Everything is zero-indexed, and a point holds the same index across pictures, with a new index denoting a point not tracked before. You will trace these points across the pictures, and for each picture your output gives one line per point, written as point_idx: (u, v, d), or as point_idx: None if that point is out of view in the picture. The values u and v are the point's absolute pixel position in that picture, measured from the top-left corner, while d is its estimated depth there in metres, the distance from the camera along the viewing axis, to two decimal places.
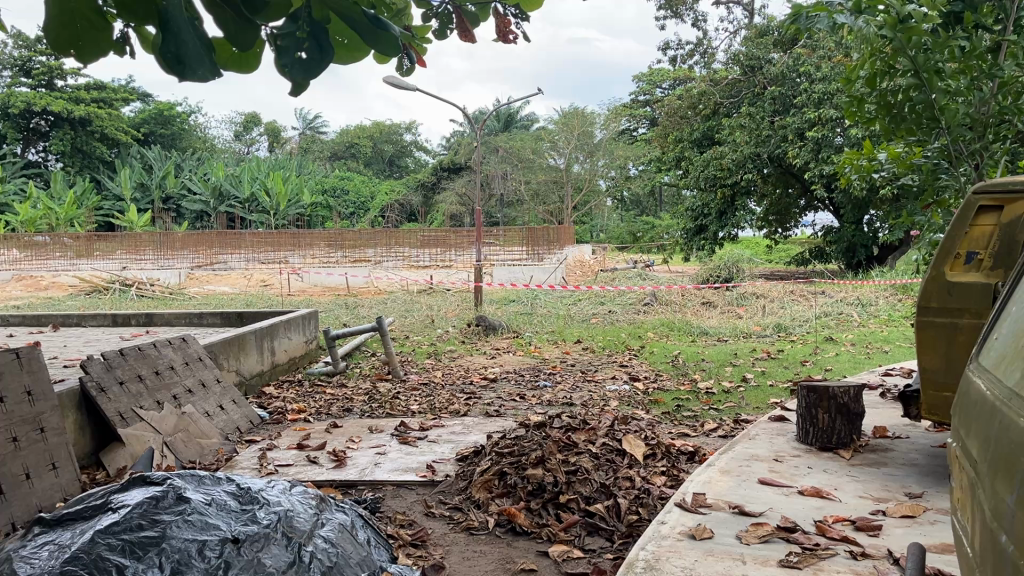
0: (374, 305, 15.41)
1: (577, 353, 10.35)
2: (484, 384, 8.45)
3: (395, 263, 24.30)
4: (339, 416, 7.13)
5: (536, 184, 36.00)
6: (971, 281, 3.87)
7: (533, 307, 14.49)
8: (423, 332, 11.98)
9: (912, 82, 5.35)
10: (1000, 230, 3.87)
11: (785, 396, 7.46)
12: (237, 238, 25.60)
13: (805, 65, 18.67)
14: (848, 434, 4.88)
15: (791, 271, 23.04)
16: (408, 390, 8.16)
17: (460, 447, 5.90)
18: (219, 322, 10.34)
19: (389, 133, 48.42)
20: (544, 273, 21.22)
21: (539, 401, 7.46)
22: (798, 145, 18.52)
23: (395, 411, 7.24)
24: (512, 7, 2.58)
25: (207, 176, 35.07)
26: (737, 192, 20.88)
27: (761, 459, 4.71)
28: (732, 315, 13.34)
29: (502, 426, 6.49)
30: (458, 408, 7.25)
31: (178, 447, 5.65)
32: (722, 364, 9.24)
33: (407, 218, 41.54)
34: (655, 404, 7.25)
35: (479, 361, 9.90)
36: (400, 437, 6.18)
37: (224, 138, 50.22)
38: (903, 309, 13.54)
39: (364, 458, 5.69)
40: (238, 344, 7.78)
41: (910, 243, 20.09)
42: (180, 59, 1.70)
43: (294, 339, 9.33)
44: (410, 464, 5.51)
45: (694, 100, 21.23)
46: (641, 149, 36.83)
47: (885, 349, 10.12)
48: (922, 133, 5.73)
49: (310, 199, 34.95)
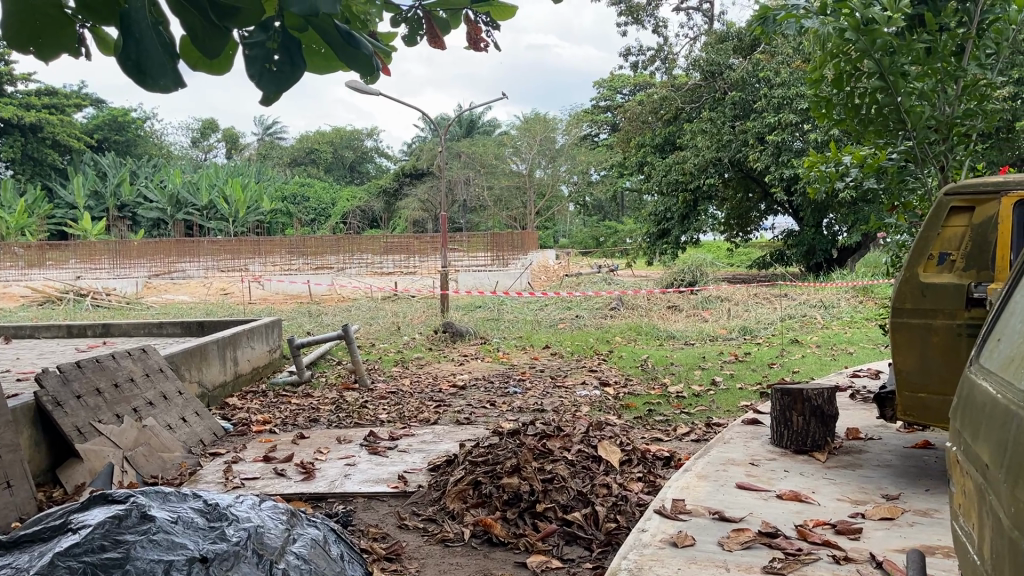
0: (338, 313, 15.21)
1: (545, 359, 10.30)
2: (454, 391, 8.35)
3: (358, 270, 24.07)
4: (306, 426, 6.98)
5: (499, 190, 35.92)
6: (944, 282, 3.88)
7: (500, 313, 14.41)
8: (389, 339, 11.84)
9: (878, 84, 5.39)
10: (971, 231, 3.92)
11: (755, 398, 7.48)
12: (196, 245, 25.16)
13: (765, 70, 18.86)
14: (822, 436, 4.88)
15: (752, 274, 23.27)
16: (376, 398, 8.03)
17: (431, 456, 5.79)
18: (179, 332, 10.09)
19: (350, 139, 48.04)
20: (510, 278, 21.15)
21: (510, 408, 7.39)
22: (759, 149, 18.73)
23: (364, 420, 7.10)
24: (484, 15, 2.55)
25: (163, 183, 34.42)
26: (699, 196, 21.05)
27: (737, 463, 4.69)
28: (697, 318, 13.40)
29: (473, 433, 6.40)
30: (428, 417, 7.14)
31: (140, 462, 5.45)
32: (691, 367, 9.26)
33: (369, 224, 41.21)
34: (627, 409, 7.22)
35: (447, 367, 9.80)
36: (370, 447, 6.06)
37: (181, 144, 49.42)
38: (865, 310, 13.71)
39: (333, 469, 5.56)
40: (199, 354, 7.58)
41: (869, 246, 20.42)
42: (141, 65, 1.60)
43: (257, 349, 9.13)
44: (381, 475, 5.39)
45: (656, 105, 21.36)
46: (603, 154, 37.02)
47: (850, 350, 10.23)
48: (889, 136, 5.77)
49: (270, 206, 34.51)
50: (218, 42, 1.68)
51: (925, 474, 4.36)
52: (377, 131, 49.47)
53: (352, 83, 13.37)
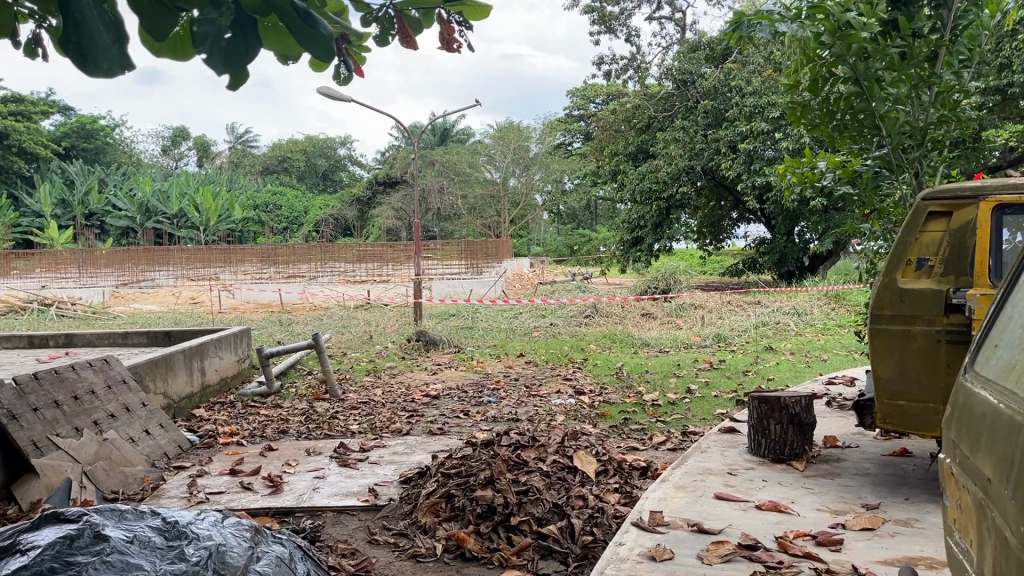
0: (309, 322, 15.00)
1: (519, 367, 10.19)
2: (426, 401, 8.20)
3: (330, 278, 23.84)
4: (274, 438, 6.80)
5: (473, 198, 35.81)
6: (922, 288, 3.85)
7: (474, 321, 14.30)
8: (361, 348, 11.66)
9: (853, 89, 5.37)
10: (949, 236, 3.88)
11: (730, 406, 7.42)
12: (165, 254, 24.80)
13: (736, 79, 18.96)
14: (800, 444, 4.82)
15: (725, 282, 23.36)
16: (347, 409, 7.86)
17: (403, 468, 5.65)
18: (145, 342, 9.84)
19: (323, 147, 47.70)
20: (484, 286, 21.03)
21: (484, 418, 7.26)
22: (731, 157, 18.87)
23: (334, 431, 6.94)
24: (456, 14, 2.45)
25: (132, 191, 33.89)
26: (672, 204, 21.12)
27: (715, 473, 4.61)
28: (672, 326, 13.37)
29: (447, 444, 6.27)
30: (400, 427, 6.99)
31: (99, 477, 5.24)
32: (666, 375, 9.19)
33: (342, 232, 40.90)
34: (602, 418, 7.13)
35: (419, 377, 9.65)
36: (340, 460, 5.90)
37: (151, 152, 48.79)
38: (837, 317, 13.77)
39: (301, 482, 5.39)
40: (165, 365, 7.38)
41: (839, 253, 20.59)
42: (85, 53, 1.48)
43: (225, 359, 8.92)
44: (350, 488, 5.24)
45: (629, 114, 21.42)
46: (577, 163, 37.11)
47: (823, 357, 10.24)
48: (864, 141, 5.75)
49: (241, 214, 34.12)
50: (166, 18, 1.57)
51: (904, 483, 4.31)
52: (350, 139, 49.20)
53: (324, 90, 13.24)
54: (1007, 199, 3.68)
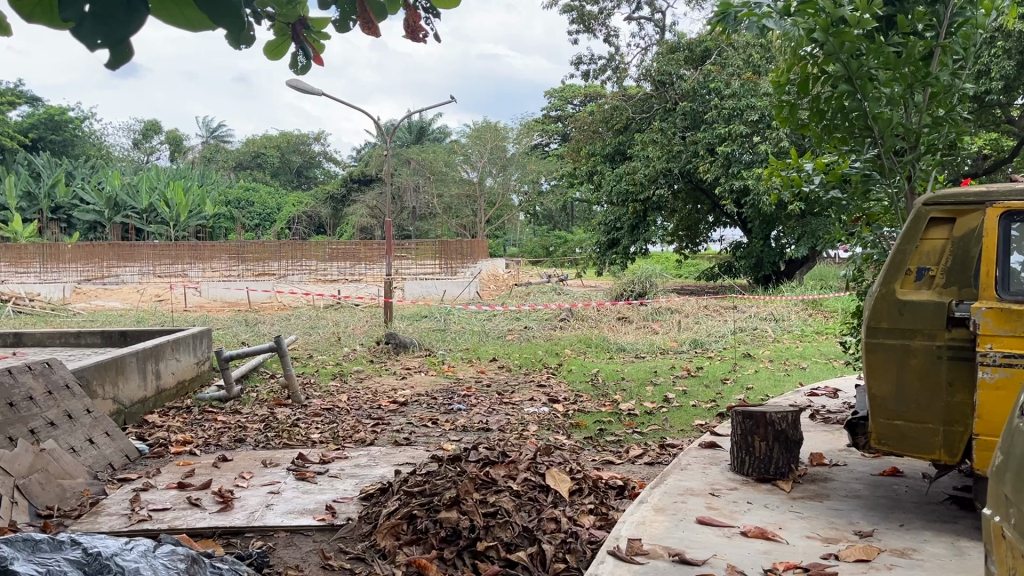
0: (276, 323, 14.55)
1: (492, 372, 9.85)
2: (394, 409, 7.84)
3: (301, 277, 23.40)
4: (230, 448, 6.40)
5: (449, 198, 35.39)
6: (921, 300, 3.59)
7: (447, 324, 13.96)
8: (328, 351, 11.28)
9: (845, 88, 5.11)
10: (952, 244, 3.61)
11: (709, 417, 7.14)
12: (133, 250, 24.15)
13: (715, 81, 18.75)
14: (786, 463, 4.54)
15: (700, 286, 23.20)
16: (309, 416, 7.48)
17: (364, 483, 5.30)
18: (99, 342, 9.39)
19: (297, 144, 47.07)
20: (458, 287, 20.61)
21: (453, 427, 6.93)
22: (709, 159, 18.70)
23: (293, 441, 6.56)
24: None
25: (100, 184, 33.09)
26: (649, 207, 20.88)
27: (696, 493, 4.32)
28: (648, 331, 13.10)
29: (412, 456, 5.94)
30: (364, 437, 6.64)
31: (34, 491, 4.81)
32: (642, 382, 8.90)
33: (315, 230, 40.31)
34: (576, 428, 6.83)
35: (387, 382, 9.29)
36: (298, 473, 5.54)
37: (122, 146, 47.85)
38: (814, 324, 13.60)
39: (254, 498, 5.01)
40: (116, 367, 6.98)
41: (816, 259, 20.50)
42: None
43: (182, 362, 8.50)
44: (306, 505, 4.87)
45: (606, 115, 21.19)
46: (554, 164, 36.93)
47: (803, 365, 10.02)
48: (854, 143, 5.51)
49: (212, 210, 33.44)
50: None
51: (897, 507, 4.04)
52: (325, 136, 48.61)
53: (293, 83, 12.86)
54: (1015, 206, 3.43)
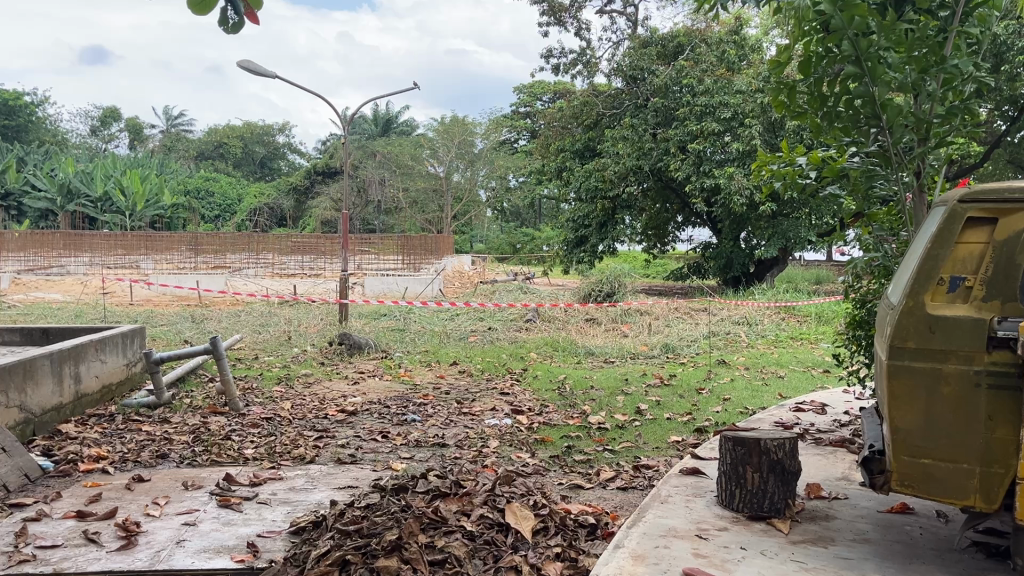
0: (225, 319, 13.68)
1: (452, 378, 9.19)
2: (341, 419, 7.14)
3: (257, 271, 22.50)
4: (149, 464, 5.65)
5: (415, 192, 34.73)
6: (957, 316, 2.98)
7: (407, 324, 13.20)
8: (277, 352, 10.52)
9: (852, 71, 4.48)
10: (994, 250, 3.01)
11: (686, 433, 6.53)
12: (81, 239, 23.17)
13: (688, 77, 18.19)
14: (783, 498, 3.94)
15: (668, 287, 22.68)
16: (246, 427, 6.74)
17: (296, 512, 4.59)
18: (18, 340, 8.53)
19: (261, 135, 45.92)
20: (420, 284, 19.68)
21: (404, 442, 6.27)
22: (679, 157, 18.19)
23: (223, 457, 5.81)
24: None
25: (53, 172, 31.80)
26: (618, 205, 20.20)
27: (681, 535, 3.69)
28: (617, 334, 12.49)
29: (356, 479, 5.27)
30: (304, 453, 5.94)
31: None
32: (613, 392, 8.26)
33: (277, 223, 39.26)
34: (541, 445, 6.18)
35: (337, 387, 8.55)
36: (221, 498, 4.81)
37: (78, 132, 46.34)
38: (789, 329, 13.12)
39: (164, 532, 4.27)
40: (25, 370, 6.19)
41: (785, 261, 20.05)
42: None
43: (109, 363, 7.69)
44: (223, 542, 4.14)
45: (576, 110, 20.55)
46: (522, 160, 36.31)
47: (780, 374, 9.47)
48: (858, 134, 4.91)
49: (171, 200, 32.23)
50: None
51: (914, 556, 3.46)
52: (289, 126, 47.51)
53: (245, 65, 12.06)
54: None
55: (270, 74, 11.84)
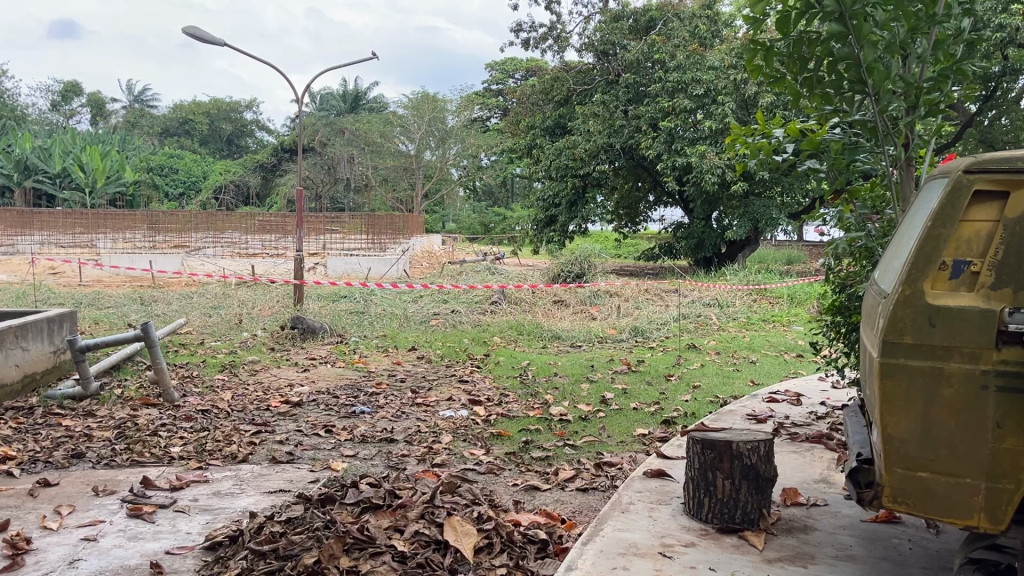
0: (176, 302, 12.99)
1: (409, 364, 8.68)
2: (284, 411, 6.62)
3: (217, 251, 21.74)
4: (61, 465, 5.11)
5: (384, 170, 34.05)
6: (961, 307, 2.54)
7: (367, 307, 12.63)
8: (225, 337, 9.93)
9: (835, 29, 4.03)
10: (1003, 231, 2.57)
11: (653, 425, 6.11)
12: (31, 217, 22.33)
13: (659, 52, 17.71)
14: (757, 508, 3.51)
15: (640, 267, 22.31)
16: (178, 420, 6.21)
17: (215, 523, 4.08)
18: None
19: (227, 111, 44.75)
20: (384, 265, 19.03)
21: (349, 438, 5.77)
22: (650, 135, 17.76)
23: (145, 457, 5.27)
24: None
25: (9, 148, 30.62)
26: (588, 183, 19.59)
27: (642, 553, 3.25)
28: (585, 316, 12.06)
29: (290, 481, 4.79)
30: (236, 452, 5.42)
31: None
32: (577, 380, 7.80)
33: (243, 201, 38.25)
34: (497, 439, 5.72)
35: (284, 375, 8.02)
36: (132, 506, 4.29)
37: (38, 107, 44.90)
38: (760, 311, 12.77)
39: (58, 550, 3.74)
40: None
41: (757, 241, 19.72)
42: None
43: (31, 351, 7.09)
44: (125, 560, 3.62)
45: (547, 86, 20.02)
46: (494, 138, 35.70)
47: (752, 358, 9.09)
48: (840, 102, 4.47)
49: (133, 176, 31.18)
50: None
51: None
52: (256, 103, 46.37)
53: (191, 32, 11.35)
54: None
55: (216, 41, 11.13)
